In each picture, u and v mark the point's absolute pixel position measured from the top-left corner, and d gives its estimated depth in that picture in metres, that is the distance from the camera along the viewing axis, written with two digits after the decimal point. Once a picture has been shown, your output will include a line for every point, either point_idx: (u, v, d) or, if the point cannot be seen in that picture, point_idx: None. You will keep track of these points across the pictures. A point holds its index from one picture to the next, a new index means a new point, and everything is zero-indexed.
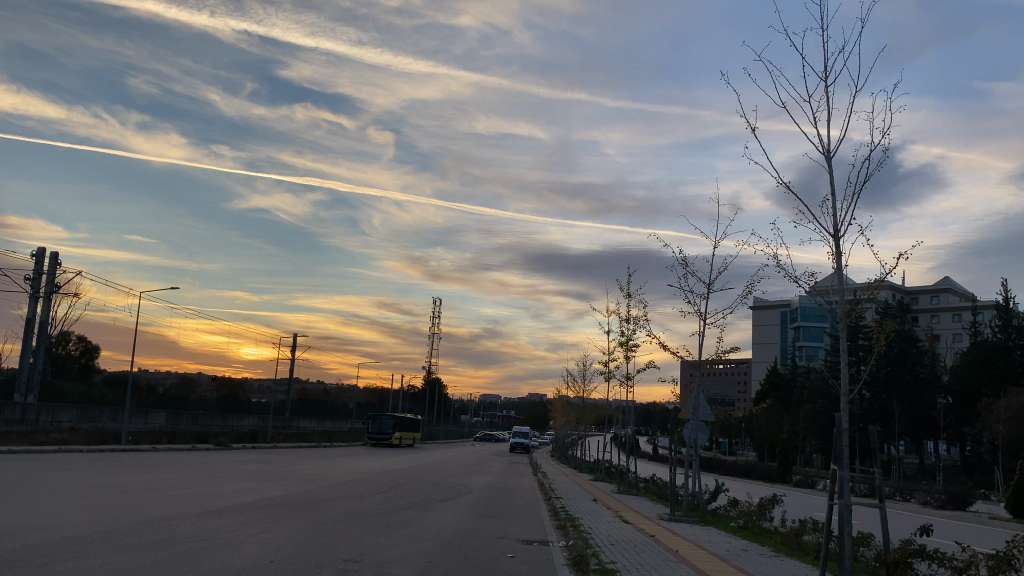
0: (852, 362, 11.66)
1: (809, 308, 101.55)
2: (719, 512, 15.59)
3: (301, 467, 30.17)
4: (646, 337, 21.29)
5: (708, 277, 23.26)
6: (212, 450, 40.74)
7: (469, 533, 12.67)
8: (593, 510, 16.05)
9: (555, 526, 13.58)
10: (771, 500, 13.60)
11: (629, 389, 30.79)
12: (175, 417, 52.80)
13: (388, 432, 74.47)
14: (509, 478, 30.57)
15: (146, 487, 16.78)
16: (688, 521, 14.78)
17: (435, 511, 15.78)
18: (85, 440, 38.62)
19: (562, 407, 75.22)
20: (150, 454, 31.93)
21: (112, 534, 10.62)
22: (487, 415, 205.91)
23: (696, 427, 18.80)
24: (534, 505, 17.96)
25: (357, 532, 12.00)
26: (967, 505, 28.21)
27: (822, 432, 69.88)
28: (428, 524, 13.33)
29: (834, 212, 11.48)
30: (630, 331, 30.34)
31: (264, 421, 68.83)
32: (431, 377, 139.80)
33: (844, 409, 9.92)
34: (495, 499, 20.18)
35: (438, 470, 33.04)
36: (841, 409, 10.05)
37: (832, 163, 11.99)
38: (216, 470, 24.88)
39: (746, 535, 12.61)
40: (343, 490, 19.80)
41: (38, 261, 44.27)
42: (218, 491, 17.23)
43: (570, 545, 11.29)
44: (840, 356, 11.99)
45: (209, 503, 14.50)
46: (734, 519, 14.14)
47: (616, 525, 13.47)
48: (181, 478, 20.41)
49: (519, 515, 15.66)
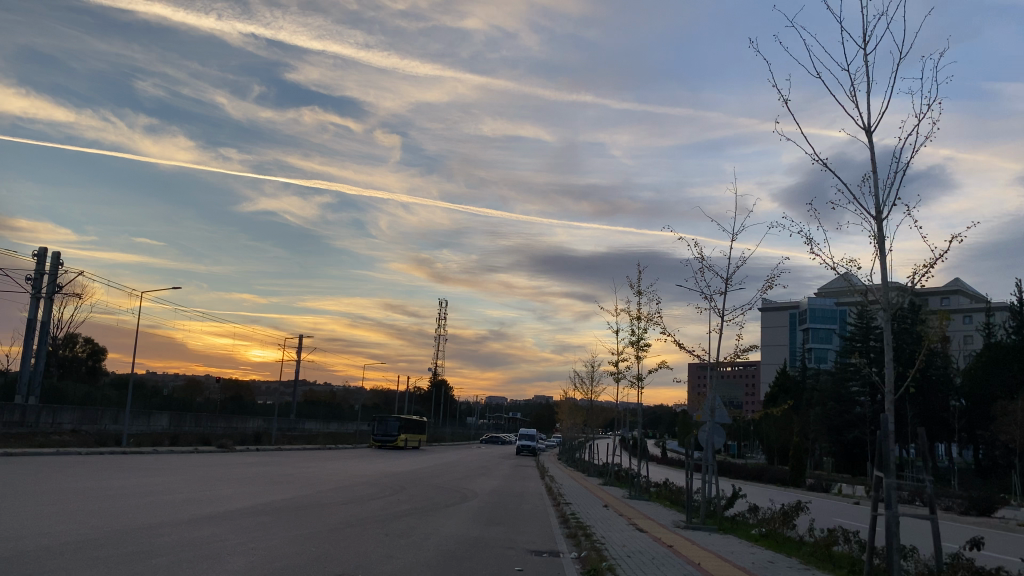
0: (897, 364, 10.93)
1: (818, 310, 100.43)
2: (737, 519, 14.81)
3: (304, 470, 29.44)
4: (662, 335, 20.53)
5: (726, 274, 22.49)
6: (215, 452, 40.13)
7: (475, 543, 11.92)
8: (605, 517, 15.25)
9: (566, 535, 12.84)
10: (795, 507, 12.85)
11: (640, 391, 29.95)
12: (179, 419, 52.27)
13: (394, 434, 73.80)
14: (516, 482, 29.79)
15: (139, 492, 16.13)
16: (705, 529, 14.02)
17: (440, 517, 15.03)
18: (86, 442, 38.06)
19: (569, 409, 74.38)
20: (151, 456, 31.29)
21: (90, 545, 9.95)
22: (494, 417, 205.00)
23: (712, 430, 18.02)
24: (542, 511, 17.25)
25: (355, 541, 11.32)
26: (991, 510, 27.39)
27: (833, 434, 69.06)
28: (431, 533, 12.62)
29: (876, 196, 11.08)
30: (640, 330, 29.53)
31: (269, 423, 68.24)
32: (438, 379, 139.26)
33: (889, 412, 9.20)
34: (502, 504, 19.45)
35: (444, 473, 32.28)
36: (887, 410, 9.33)
37: (873, 144, 11.64)
38: (215, 474, 24.22)
39: (771, 545, 11.81)
40: (344, 494, 19.08)
41: (40, 261, 43.83)
42: (214, 496, 16.57)
43: (583, 557, 10.52)
44: (885, 357, 11.25)
45: (204, 509, 13.85)
46: (755, 528, 13.37)
47: (629, 534, 12.68)
48: (178, 482, 19.77)
49: (527, 523, 14.91)
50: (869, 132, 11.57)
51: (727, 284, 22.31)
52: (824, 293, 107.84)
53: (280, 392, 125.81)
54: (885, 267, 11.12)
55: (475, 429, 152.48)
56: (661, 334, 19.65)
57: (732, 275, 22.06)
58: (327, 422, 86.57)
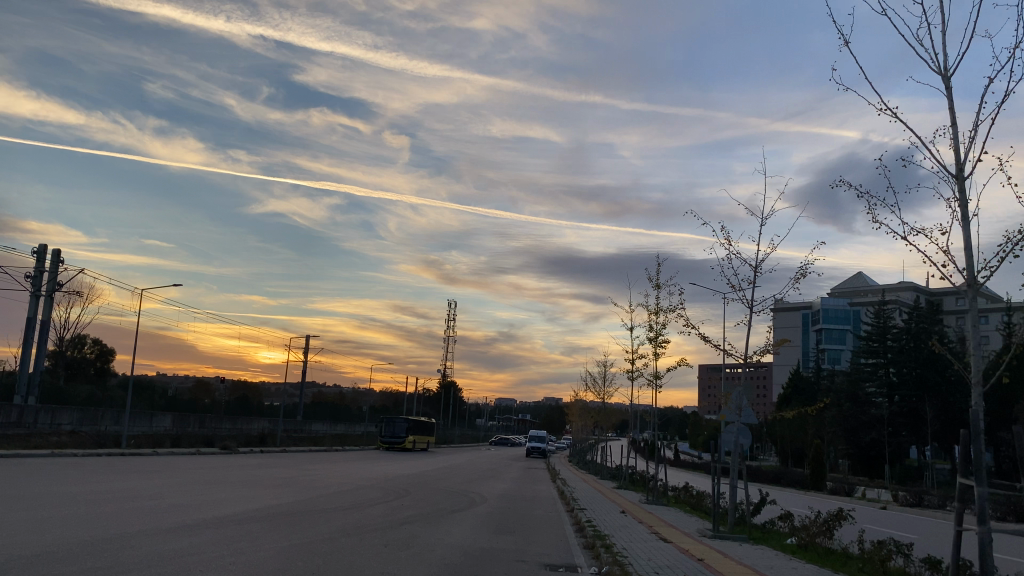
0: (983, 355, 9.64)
1: (831, 310, 98.79)
2: (767, 527, 13.65)
3: (306, 472, 28.41)
4: (686, 326, 19.29)
5: (754, 263, 21.26)
6: (216, 454, 39.17)
7: (482, 557, 10.67)
8: (623, 525, 14.08)
9: (583, 547, 11.68)
10: (837, 514, 11.59)
11: (658, 390, 28.80)
12: (182, 419, 51.45)
13: (401, 435, 72.74)
14: (526, 485, 28.58)
15: (125, 497, 15.15)
16: (736, 539, 12.81)
17: (444, 525, 13.82)
18: (84, 443, 37.27)
19: (579, 410, 73.02)
20: (149, 458, 30.35)
21: (51, 562, 8.81)
22: (504, 419, 203.66)
23: (738, 431, 16.84)
24: (555, 518, 16.10)
25: (350, 554, 10.13)
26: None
27: (849, 436, 67.50)
28: (434, 544, 11.37)
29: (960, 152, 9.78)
30: (658, 327, 28.35)
31: (274, 424, 67.36)
32: (446, 381, 138.35)
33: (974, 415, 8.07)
34: (511, 509, 18.34)
35: (451, 475, 31.08)
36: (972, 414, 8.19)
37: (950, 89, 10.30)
38: (213, 476, 23.18)
39: (812, 559, 10.57)
40: (345, 499, 17.95)
41: (40, 259, 43.08)
42: (206, 501, 15.60)
43: (605, 572, 9.36)
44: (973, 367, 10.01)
45: (191, 516, 12.81)
46: (790, 538, 12.20)
47: (653, 545, 11.47)
48: (171, 485, 18.85)
49: (538, 532, 13.73)
50: (949, 79, 10.21)
51: (755, 274, 21.06)
52: (837, 293, 105.93)
53: (289, 394, 125.03)
54: (966, 242, 9.78)
55: (485, 430, 151.19)
56: (683, 325, 18.43)
57: (761, 266, 20.79)
58: (334, 423, 85.67)
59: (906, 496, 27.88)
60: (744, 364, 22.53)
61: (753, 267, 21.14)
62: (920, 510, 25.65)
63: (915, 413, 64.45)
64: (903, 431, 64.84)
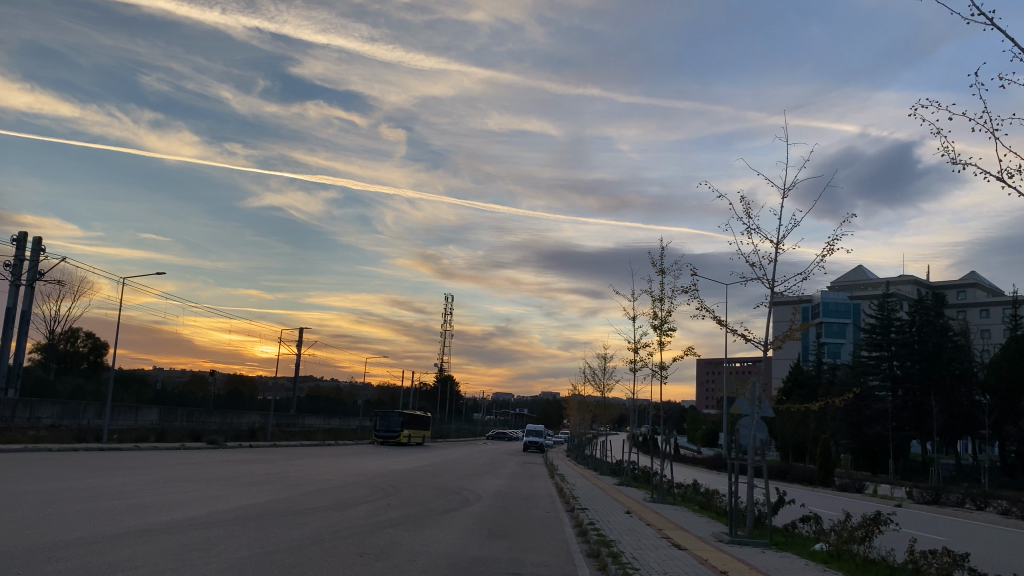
0: None
1: (831, 304, 97.82)
2: (790, 530, 12.33)
3: (293, 467, 27.25)
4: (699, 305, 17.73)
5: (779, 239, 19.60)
6: (203, 448, 37.96)
7: (470, 569, 9.26)
8: (629, 528, 12.74)
9: (588, 556, 10.32)
10: (877, 518, 10.20)
11: (662, 382, 27.47)
12: (170, 413, 50.09)
13: (397, 429, 71.53)
14: (524, 482, 27.16)
15: (80, 497, 13.79)
16: (755, 544, 11.51)
17: (433, 529, 12.42)
18: (64, 438, 35.93)
19: (577, 404, 71.75)
20: (130, 453, 29.01)
21: None
22: (501, 412, 202.91)
23: (756, 426, 15.48)
24: (554, 521, 14.82)
25: (316, 566, 8.69)
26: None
27: (852, 430, 66.08)
28: (417, 553, 9.98)
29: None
30: (663, 313, 27.06)
31: (265, 418, 66.03)
32: (443, 375, 137.27)
33: None
34: (506, 509, 17.08)
35: (444, 471, 29.75)
36: None
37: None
38: (192, 472, 21.86)
39: (849, 570, 9.25)
40: (328, 497, 16.65)
41: (21, 247, 41.65)
42: (172, 500, 14.22)
43: None
44: None
45: (144, 520, 11.42)
46: (818, 547, 10.84)
47: (667, 554, 10.13)
48: (139, 482, 17.57)
49: (536, 536, 12.43)
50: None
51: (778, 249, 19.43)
52: (836, 287, 104.77)
53: (284, 389, 123.43)
54: None
55: (483, 425, 150.45)
56: (698, 308, 16.95)
57: (782, 247, 19.28)
58: (328, 418, 84.29)
59: (921, 493, 26.65)
60: (764, 351, 21.03)
61: (776, 242, 19.54)
62: (939, 509, 24.49)
63: (919, 407, 63.33)
64: (907, 425, 63.58)
